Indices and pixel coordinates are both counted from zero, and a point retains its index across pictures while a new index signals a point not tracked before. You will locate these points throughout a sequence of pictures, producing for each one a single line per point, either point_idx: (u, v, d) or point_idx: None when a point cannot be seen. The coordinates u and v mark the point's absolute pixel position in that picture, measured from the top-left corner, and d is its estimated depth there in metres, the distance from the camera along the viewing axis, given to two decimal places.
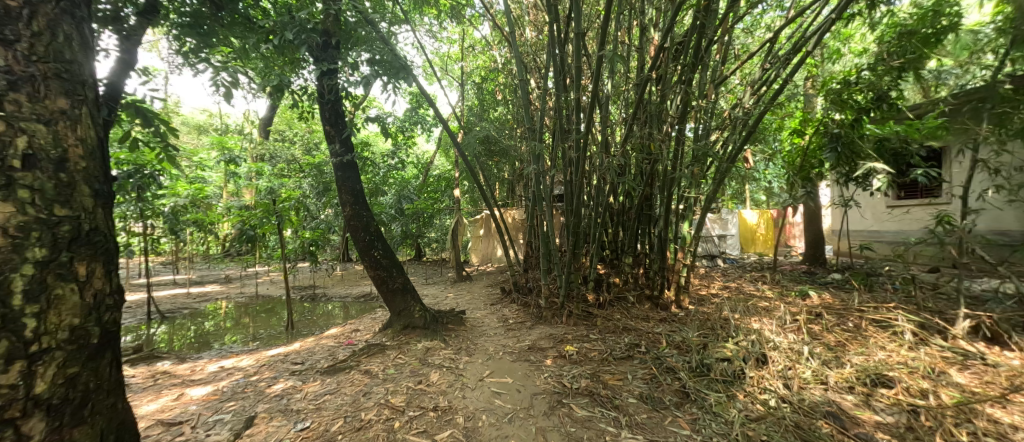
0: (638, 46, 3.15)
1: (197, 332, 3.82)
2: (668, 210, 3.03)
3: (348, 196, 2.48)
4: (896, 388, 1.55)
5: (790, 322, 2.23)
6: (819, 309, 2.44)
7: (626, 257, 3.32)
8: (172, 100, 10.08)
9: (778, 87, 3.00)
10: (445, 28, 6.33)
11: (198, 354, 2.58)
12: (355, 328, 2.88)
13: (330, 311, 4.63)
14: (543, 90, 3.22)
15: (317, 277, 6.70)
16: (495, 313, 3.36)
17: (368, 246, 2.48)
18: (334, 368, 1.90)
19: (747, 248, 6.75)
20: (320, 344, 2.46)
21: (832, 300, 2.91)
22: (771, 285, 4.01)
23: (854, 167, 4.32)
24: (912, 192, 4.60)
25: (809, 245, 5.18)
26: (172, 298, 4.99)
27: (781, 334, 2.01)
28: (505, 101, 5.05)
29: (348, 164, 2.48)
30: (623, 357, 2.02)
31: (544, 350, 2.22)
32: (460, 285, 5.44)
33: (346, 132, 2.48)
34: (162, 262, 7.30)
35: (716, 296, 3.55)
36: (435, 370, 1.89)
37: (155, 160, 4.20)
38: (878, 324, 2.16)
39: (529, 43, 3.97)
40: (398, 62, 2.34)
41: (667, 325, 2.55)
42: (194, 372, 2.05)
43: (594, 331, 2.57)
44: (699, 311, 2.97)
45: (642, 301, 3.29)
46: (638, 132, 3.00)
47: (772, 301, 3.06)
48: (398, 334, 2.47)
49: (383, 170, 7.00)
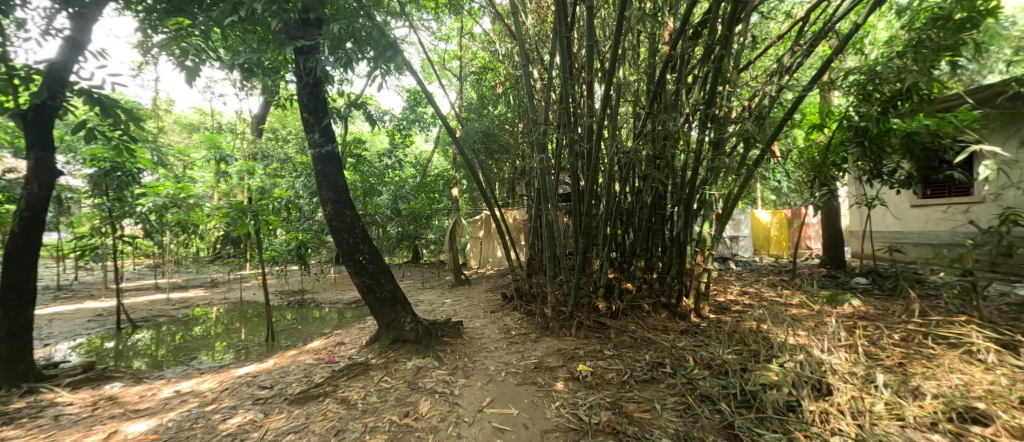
0: (651, 29, 2.88)
1: (177, 341, 3.52)
2: (687, 209, 2.74)
3: (329, 193, 2.17)
4: (993, 427, 1.23)
5: (839, 338, 1.92)
6: (867, 324, 2.13)
7: (638, 261, 3.02)
8: (163, 100, 9.75)
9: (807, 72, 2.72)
10: (443, 23, 6.17)
11: (161, 373, 2.28)
12: (339, 341, 2.58)
13: (319, 318, 4.31)
14: (547, 78, 2.93)
15: (308, 281, 6.39)
16: (496, 323, 3.06)
17: (352, 250, 2.17)
18: (306, 396, 1.60)
19: (760, 249, 6.43)
20: (297, 361, 2.17)
21: (872, 311, 2.61)
22: (794, 290, 3.72)
23: (879, 164, 4.04)
24: (940, 190, 4.32)
25: (829, 246, 4.87)
26: (150, 304, 4.66)
27: (832, 353, 1.71)
28: (506, 96, 4.76)
29: (330, 156, 2.18)
30: (646, 380, 1.73)
31: (553, 370, 1.92)
32: (459, 290, 5.14)
33: (327, 119, 2.16)
34: (146, 267, 6.97)
35: (737, 303, 3.25)
36: (425, 398, 1.60)
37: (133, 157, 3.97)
38: (943, 341, 1.85)
39: (531, 31, 3.71)
40: (380, 37, 2.04)
41: (690, 339, 2.26)
42: (144, 398, 1.75)
43: (609, 345, 2.28)
44: (724, 322, 2.67)
45: (658, 310, 2.98)
46: (653, 123, 2.71)
47: (803, 311, 2.76)
48: (386, 351, 2.17)
49: (378, 169, 6.76)
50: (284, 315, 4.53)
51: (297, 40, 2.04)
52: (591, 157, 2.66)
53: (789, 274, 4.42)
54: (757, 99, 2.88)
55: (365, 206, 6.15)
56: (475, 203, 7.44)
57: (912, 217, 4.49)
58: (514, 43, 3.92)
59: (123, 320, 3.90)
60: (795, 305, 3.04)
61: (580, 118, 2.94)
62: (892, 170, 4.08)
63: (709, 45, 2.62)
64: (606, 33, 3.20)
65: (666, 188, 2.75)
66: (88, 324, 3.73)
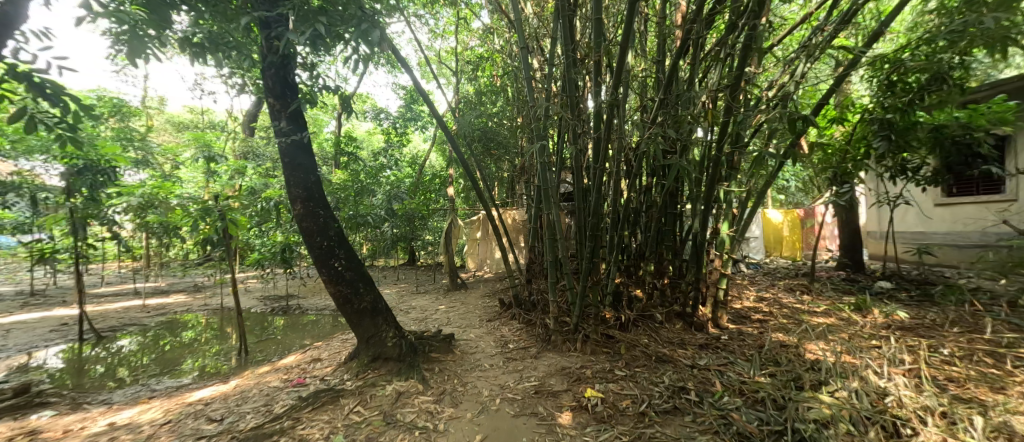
0: (662, 9, 2.61)
1: (160, 348, 3.32)
2: (705, 208, 2.45)
3: (299, 191, 1.88)
4: None
5: (894, 359, 1.64)
6: (921, 343, 1.86)
7: (649, 264, 2.73)
8: (155, 98, 9.49)
9: (836, 56, 2.46)
10: (439, 17, 5.97)
11: (108, 397, 2.00)
12: (315, 357, 2.30)
13: (303, 326, 4.03)
14: (549, 63, 2.65)
15: (296, 286, 6.07)
16: (492, 334, 2.78)
17: (325, 255, 1.88)
18: (258, 434, 1.34)
19: (772, 251, 6.13)
20: (261, 383, 1.89)
21: (913, 325, 2.35)
22: (815, 296, 3.44)
23: (905, 159, 3.76)
24: (968, 188, 4.07)
25: (847, 247, 4.59)
26: (122, 312, 4.36)
27: (892, 381, 1.43)
28: (505, 92, 4.52)
29: (301, 147, 1.88)
30: (668, 411, 1.46)
31: (557, 395, 1.65)
32: (454, 295, 4.85)
33: (297, 103, 1.86)
34: (128, 270, 6.65)
35: (756, 311, 2.97)
36: (402, 438, 1.33)
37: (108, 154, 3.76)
38: (1018, 368, 1.57)
39: (530, 18, 3.45)
40: (351, 10, 1.74)
41: (714, 356, 1.99)
42: (69, 433, 1.48)
43: (620, 363, 2.00)
44: (746, 335, 2.39)
45: (671, 320, 2.69)
46: (666, 113, 2.43)
47: (834, 323, 2.49)
48: (364, 370, 1.90)
49: (372, 167, 6.49)
50: (266, 322, 4.23)
51: (259, 11, 1.74)
52: (596, 152, 2.38)
53: (806, 279, 4.13)
54: (782, 87, 2.62)
55: (357, 207, 5.88)
56: (472, 204, 7.16)
57: (938, 218, 4.25)
58: (513, 33, 3.67)
59: (87, 330, 3.60)
60: (821, 315, 2.77)
61: (585, 109, 2.67)
62: (918, 166, 3.81)
63: (729, 26, 2.35)
64: (613, 17, 2.93)
65: (681, 184, 2.48)
66: (48, 335, 3.44)
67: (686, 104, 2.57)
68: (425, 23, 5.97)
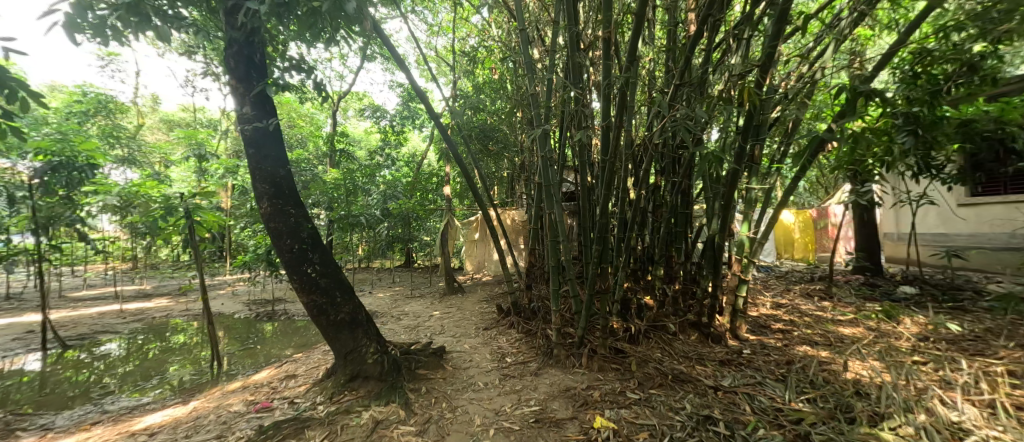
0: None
1: (128, 356, 3.08)
2: (724, 208, 2.20)
3: (264, 186, 1.64)
4: None
5: (957, 384, 1.40)
6: (977, 362, 1.62)
7: (659, 269, 2.48)
8: (147, 97, 9.24)
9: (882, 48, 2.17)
10: (436, 11, 5.75)
11: (50, 420, 1.78)
12: (289, 374, 2.06)
13: (288, 333, 3.79)
14: (551, 50, 2.39)
15: (285, 289, 5.82)
16: (487, 346, 2.52)
17: (297, 260, 1.64)
18: None
19: (783, 252, 5.91)
20: (222, 407, 1.66)
21: (955, 337, 2.12)
22: (837, 302, 3.19)
23: (932, 156, 3.51)
24: (994, 187, 3.86)
25: (865, 249, 4.36)
26: (98, 318, 4.13)
27: (965, 414, 1.19)
28: (505, 86, 4.30)
29: (269, 137, 1.65)
30: None
31: (561, 424, 1.41)
32: (450, 299, 4.61)
33: (262, 87, 1.62)
34: (112, 273, 6.39)
35: (776, 320, 2.73)
36: None
37: (90, 152, 3.60)
38: None
39: (531, 5, 3.21)
40: None
41: (739, 375, 1.74)
42: None
43: (631, 383, 1.76)
44: (769, 348, 2.15)
45: (684, 330, 2.44)
46: (679, 105, 2.20)
47: (866, 334, 2.26)
48: (340, 392, 1.67)
49: (367, 166, 6.26)
50: (249, 329, 3.98)
51: None
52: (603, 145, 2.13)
53: (823, 283, 3.88)
54: (806, 76, 2.37)
55: (351, 207, 5.62)
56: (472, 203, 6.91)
57: (962, 218, 4.04)
58: (513, 23, 3.47)
59: (51, 338, 3.35)
60: (850, 325, 2.52)
61: (589, 100, 2.42)
62: (945, 164, 3.56)
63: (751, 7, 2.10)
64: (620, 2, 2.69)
65: (697, 181, 2.23)
66: (10, 343, 3.21)
67: (700, 93, 2.33)
68: (421, 18, 5.74)
